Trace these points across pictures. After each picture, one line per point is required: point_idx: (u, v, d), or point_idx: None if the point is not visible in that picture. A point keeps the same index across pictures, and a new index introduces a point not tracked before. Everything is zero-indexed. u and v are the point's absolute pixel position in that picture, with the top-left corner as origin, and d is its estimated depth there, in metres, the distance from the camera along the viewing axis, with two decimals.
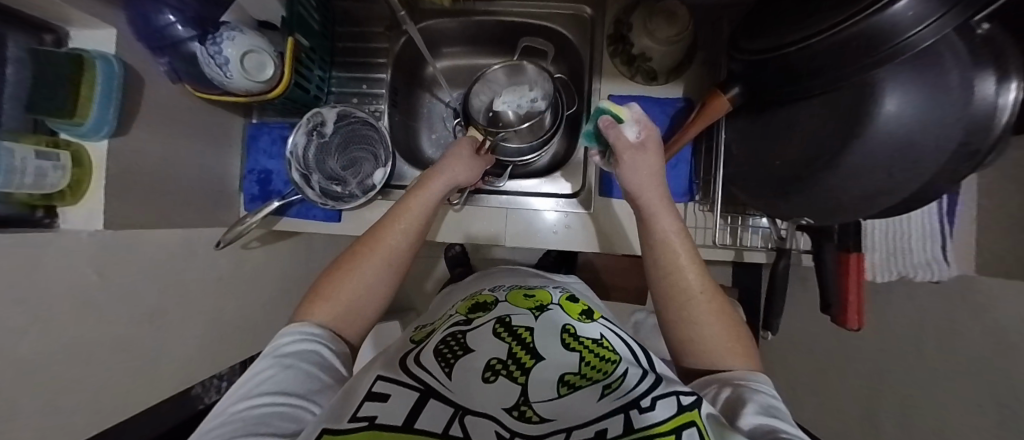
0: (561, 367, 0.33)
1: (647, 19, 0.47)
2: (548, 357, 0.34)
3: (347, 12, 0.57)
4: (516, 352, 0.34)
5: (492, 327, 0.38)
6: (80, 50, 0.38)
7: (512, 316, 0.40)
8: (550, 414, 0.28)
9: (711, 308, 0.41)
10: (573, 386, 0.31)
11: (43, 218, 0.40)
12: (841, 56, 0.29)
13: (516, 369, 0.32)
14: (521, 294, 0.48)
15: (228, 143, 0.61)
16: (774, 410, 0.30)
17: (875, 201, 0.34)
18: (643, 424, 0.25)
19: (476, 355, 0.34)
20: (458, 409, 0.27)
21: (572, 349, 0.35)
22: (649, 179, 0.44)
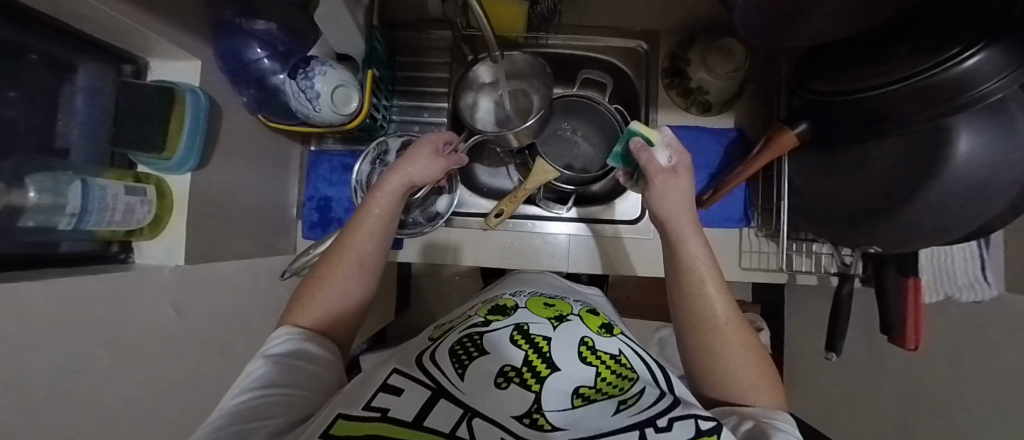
0: (576, 380, 0.32)
1: (706, 54, 0.50)
2: (563, 368, 0.33)
3: (408, 43, 0.58)
4: (531, 361, 0.33)
5: (509, 334, 0.37)
6: (170, 83, 0.39)
7: (529, 324, 0.39)
8: (563, 423, 0.27)
9: (733, 339, 0.38)
10: (587, 398, 0.30)
11: (119, 253, 0.39)
12: (915, 104, 0.31)
13: (529, 377, 0.32)
14: (540, 302, 0.47)
15: (287, 169, 0.61)
16: None
17: (947, 233, 0.36)
18: None
19: (492, 359, 0.33)
20: (465, 411, 0.26)
21: (588, 363, 0.35)
22: (679, 203, 0.40)
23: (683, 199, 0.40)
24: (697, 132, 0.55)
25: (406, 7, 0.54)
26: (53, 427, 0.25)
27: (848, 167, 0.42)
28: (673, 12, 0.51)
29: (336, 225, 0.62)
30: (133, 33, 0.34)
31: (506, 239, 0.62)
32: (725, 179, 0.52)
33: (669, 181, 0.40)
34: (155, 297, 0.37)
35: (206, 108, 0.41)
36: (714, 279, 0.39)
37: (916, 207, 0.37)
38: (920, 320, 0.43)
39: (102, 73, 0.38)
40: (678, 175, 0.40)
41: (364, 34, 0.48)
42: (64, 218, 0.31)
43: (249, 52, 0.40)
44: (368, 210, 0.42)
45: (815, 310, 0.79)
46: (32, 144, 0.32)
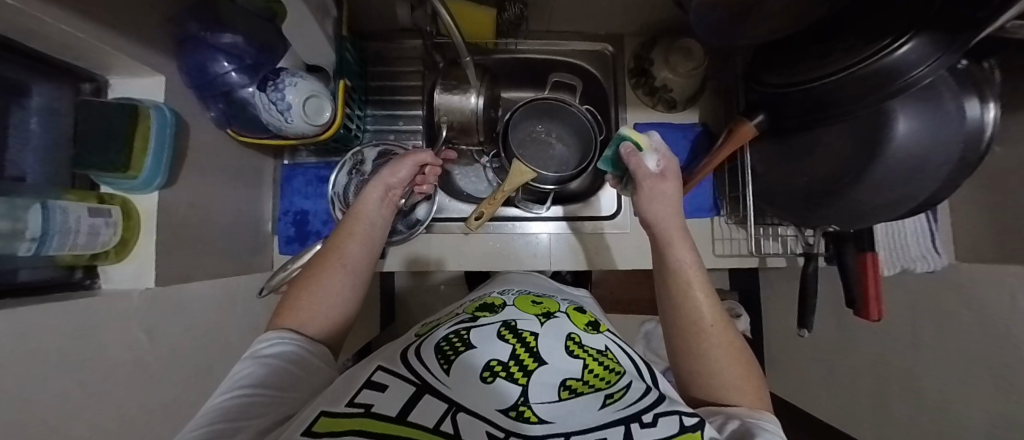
0: (563, 373, 0.32)
1: (668, 55, 0.53)
2: (551, 362, 0.33)
3: (379, 53, 0.59)
4: (519, 355, 0.34)
5: (497, 330, 0.38)
6: (132, 100, 0.38)
7: (518, 320, 0.40)
8: (550, 416, 0.27)
9: (717, 339, 0.39)
10: (574, 391, 0.30)
11: (84, 279, 0.38)
12: (856, 90, 0.34)
13: (517, 370, 0.32)
14: (529, 300, 0.47)
15: (261, 184, 0.60)
16: None
17: (894, 208, 0.40)
18: None
19: (478, 353, 0.33)
20: (450, 405, 0.26)
21: (575, 356, 0.35)
22: (664, 207, 0.43)
23: (670, 203, 0.42)
24: (664, 128, 0.57)
25: (376, 18, 0.55)
26: None
27: (804, 152, 0.45)
28: (635, 16, 0.54)
29: (315, 238, 0.61)
30: (95, 51, 0.33)
31: (488, 242, 0.63)
32: (693, 171, 0.55)
33: (656, 187, 0.42)
34: (127, 323, 0.35)
35: (172, 125, 0.40)
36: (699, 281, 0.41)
37: (865, 187, 0.40)
38: (881, 293, 0.46)
39: (59, 93, 0.37)
40: (666, 180, 0.43)
41: (335, 45, 0.48)
42: (23, 243, 0.30)
43: (216, 65, 0.39)
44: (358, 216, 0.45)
45: (785, 292, 0.82)
46: None
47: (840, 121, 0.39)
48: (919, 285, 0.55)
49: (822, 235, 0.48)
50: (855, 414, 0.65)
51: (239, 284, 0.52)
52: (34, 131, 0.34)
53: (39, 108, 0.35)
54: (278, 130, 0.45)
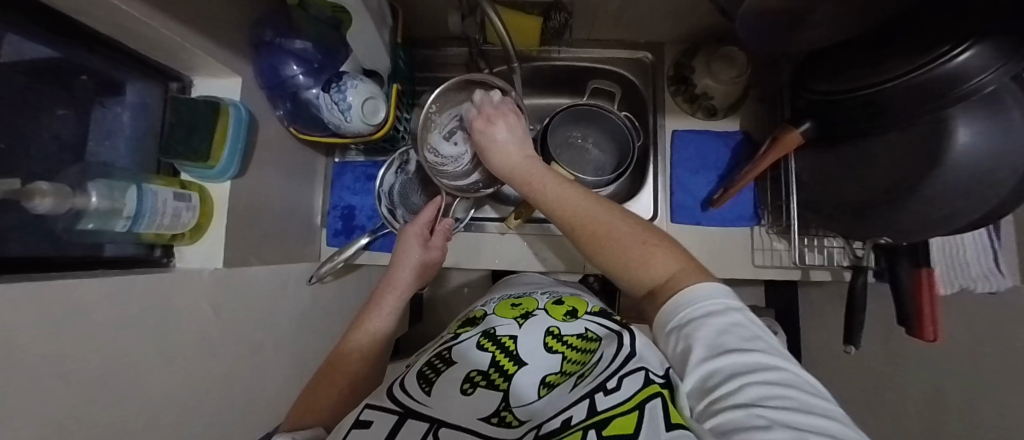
0: (542, 370, 0.36)
1: (710, 62, 0.53)
2: (530, 362, 0.37)
3: (426, 59, 0.62)
4: (499, 361, 0.37)
5: (477, 341, 0.40)
6: (216, 98, 0.42)
7: (497, 327, 0.42)
8: (527, 416, 0.30)
9: (599, 219, 0.38)
10: (552, 386, 0.34)
11: (161, 257, 0.42)
12: (913, 97, 0.33)
13: (498, 377, 0.35)
14: (508, 304, 0.48)
15: (314, 180, 0.64)
16: (726, 336, 0.25)
17: (952, 221, 0.38)
18: (603, 406, 0.27)
19: (460, 368, 0.36)
20: (433, 422, 0.29)
21: (553, 352, 0.38)
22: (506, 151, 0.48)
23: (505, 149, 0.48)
24: (702, 136, 0.57)
25: (425, 25, 0.58)
26: (95, 424, 0.26)
27: (856, 161, 0.44)
28: (677, 22, 0.54)
29: (359, 232, 0.64)
30: (179, 50, 0.37)
31: (518, 243, 0.67)
32: (734, 178, 0.54)
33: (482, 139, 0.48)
34: (197, 300, 0.39)
35: (247, 121, 0.44)
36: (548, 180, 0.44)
37: (924, 196, 0.38)
38: (938, 313, 0.43)
39: (148, 90, 0.42)
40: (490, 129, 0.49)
41: (389, 51, 0.52)
42: (120, 220, 0.35)
43: (286, 68, 0.43)
44: (388, 288, 0.51)
45: (829, 310, 0.78)
46: (75, 155, 0.35)
47: (896, 128, 0.38)
48: (982, 306, 0.51)
49: (872, 248, 0.46)
50: None
51: (291, 272, 0.55)
52: (127, 124, 0.40)
53: (133, 104, 0.41)
54: (336, 129, 0.49)
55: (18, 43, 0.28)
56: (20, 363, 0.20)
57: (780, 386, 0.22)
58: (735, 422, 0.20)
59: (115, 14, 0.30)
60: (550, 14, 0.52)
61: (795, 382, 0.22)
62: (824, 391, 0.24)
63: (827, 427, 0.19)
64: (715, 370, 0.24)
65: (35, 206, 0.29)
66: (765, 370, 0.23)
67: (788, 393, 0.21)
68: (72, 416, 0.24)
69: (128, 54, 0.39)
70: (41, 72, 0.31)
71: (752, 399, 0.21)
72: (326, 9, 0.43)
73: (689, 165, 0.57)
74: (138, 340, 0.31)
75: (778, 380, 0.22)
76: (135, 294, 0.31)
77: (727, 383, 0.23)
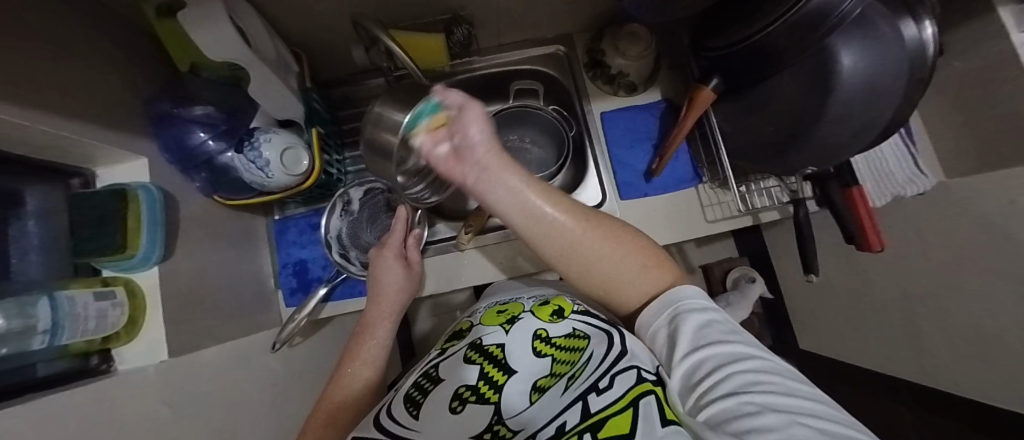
0: (532, 375, 0.32)
1: (616, 42, 0.55)
2: (520, 369, 0.33)
3: (345, 98, 0.62)
4: (487, 371, 0.33)
5: (464, 354, 0.36)
6: (120, 185, 0.40)
7: (483, 337, 0.38)
8: (521, 425, 0.27)
9: (604, 229, 0.33)
10: (543, 389, 0.30)
11: (99, 364, 0.39)
12: (797, 34, 0.35)
13: (487, 389, 0.31)
14: (494, 312, 0.45)
15: (255, 243, 0.62)
16: (707, 334, 0.27)
17: (860, 138, 0.40)
18: (597, 406, 0.24)
19: (448, 385, 0.33)
20: None
21: (542, 355, 0.34)
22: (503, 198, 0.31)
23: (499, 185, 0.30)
24: (628, 112, 0.59)
25: (332, 64, 0.58)
26: None
27: (765, 103, 0.46)
28: (577, 14, 0.57)
29: (316, 284, 0.63)
30: (71, 146, 0.35)
31: (482, 255, 0.67)
32: (666, 144, 0.56)
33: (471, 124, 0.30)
34: (147, 398, 0.36)
35: (161, 201, 0.42)
36: (542, 193, 0.31)
37: (828, 122, 0.41)
38: (876, 222, 0.46)
39: (52, 193, 0.40)
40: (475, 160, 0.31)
41: (301, 98, 0.51)
42: (36, 337, 0.32)
43: (192, 137, 0.42)
44: (379, 315, 0.48)
45: (791, 244, 0.81)
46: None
47: (789, 65, 0.41)
48: (910, 208, 0.56)
49: (803, 179, 0.48)
50: (895, 351, 0.63)
51: (250, 344, 0.53)
52: (31, 234, 0.37)
53: (34, 212, 0.38)
54: (262, 187, 0.47)
55: None
56: None
57: (764, 373, 0.22)
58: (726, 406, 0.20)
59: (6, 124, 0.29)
60: (452, 29, 0.53)
61: (777, 369, 0.23)
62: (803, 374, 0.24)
63: (811, 408, 0.19)
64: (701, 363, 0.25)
65: None
66: (748, 359, 0.24)
67: (770, 379, 0.22)
68: None
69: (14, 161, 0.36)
70: None
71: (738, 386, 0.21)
72: (222, 71, 0.43)
73: (623, 141, 0.59)
74: None
75: (758, 367, 0.23)
76: (68, 411, 0.29)
77: (713, 374, 0.23)
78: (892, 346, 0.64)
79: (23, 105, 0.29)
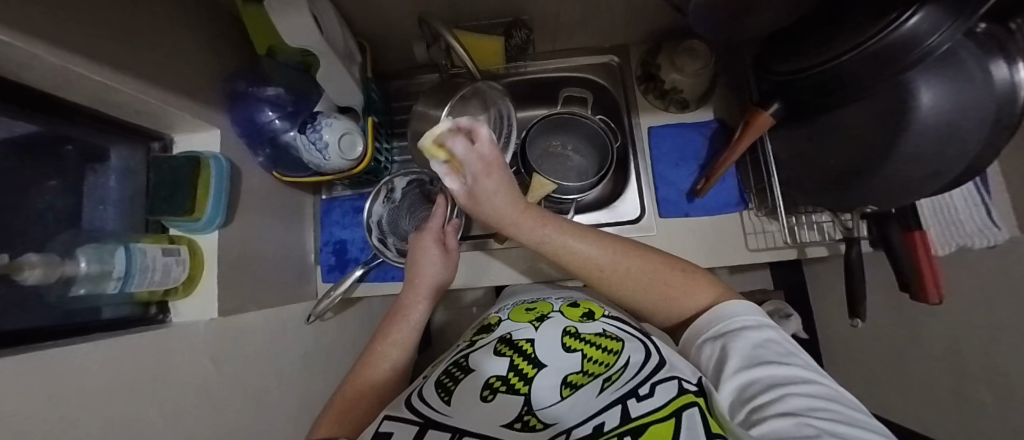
0: (563, 370, 0.32)
1: (673, 57, 0.54)
2: (550, 363, 0.33)
3: (400, 89, 0.65)
4: (517, 364, 0.33)
5: (495, 347, 0.37)
6: (196, 153, 0.43)
7: (513, 332, 0.39)
8: (553, 419, 0.28)
9: (631, 260, 0.38)
10: (575, 386, 0.30)
11: (156, 314, 0.42)
12: (873, 65, 0.33)
13: (518, 380, 0.31)
14: (522, 309, 0.46)
15: (302, 219, 0.65)
16: (763, 353, 0.27)
17: (932, 181, 0.38)
18: (637, 414, 0.24)
19: (478, 375, 0.33)
20: (455, 432, 0.27)
21: (572, 351, 0.34)
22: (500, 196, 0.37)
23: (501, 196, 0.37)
24: (677, 129, 0.58)
25: (393, 57, 0.61)
26: None
27: (829, 134, 0.44)
28: (633, 24, 0.56)
29: (353, 265, 0.65)
30: (157, 112, 0.39)
31: (513, 256, 0.68)
32: (714, 166, 0.55)
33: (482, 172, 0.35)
34: (196, 351, 0.39)
35: (228, 170, 0.45)
36: (570, 232, 0.39)
37: (898, 159, 0.38)
38: (938, 273, 0.43)
39: (132, 153, 0.44)
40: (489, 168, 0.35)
41: (361, 87, 0.53)
42: (111, 281, 0.35)
43: (262, 115, 0.46)
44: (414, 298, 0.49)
45: (835, 284, 0.77)
46: (71, 223, 0.36)
47: (859, 98, 0.39)
48: (983, 261, 0.51)
49: (860, 218, 0.46)
50: (941, 413, 0.59)
51: (289, 313, 0.56)
52: (113, 188, 0.41)
53: (116, 168, 0.42)
54: (317, 168, 0.50)
55: (6, 124, 0.30)
56: (19, 429, 0.21)
57: (820, 399, 0.23)
58: (779, 425, 0.20)
59: (93, 85, 0.31)
60: (512, 32, 0.54)
61: (835, 397, 0.24)
62: (860, 406, 0.24)
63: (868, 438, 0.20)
64: (752, 382, 0.25)
65: (26, 278, 0.30)
66: (805, 384, 0.24)
67: (827, 406, 0.22)
68: None
69: (108, 121, 0.40)
70: (26, 150, 0.32)
71: (794, 409, 0.22)
72: (294, 55, 0.47)
73: (668, 159, 0.58)
74: (138, 398, 0.31)
75: (814, 393, 0.23)
76: (127, 355, 0.31)
77: (768, 394, 0.24)
78: (938, 407, 0.59)
79: (108, 70, 0.31)
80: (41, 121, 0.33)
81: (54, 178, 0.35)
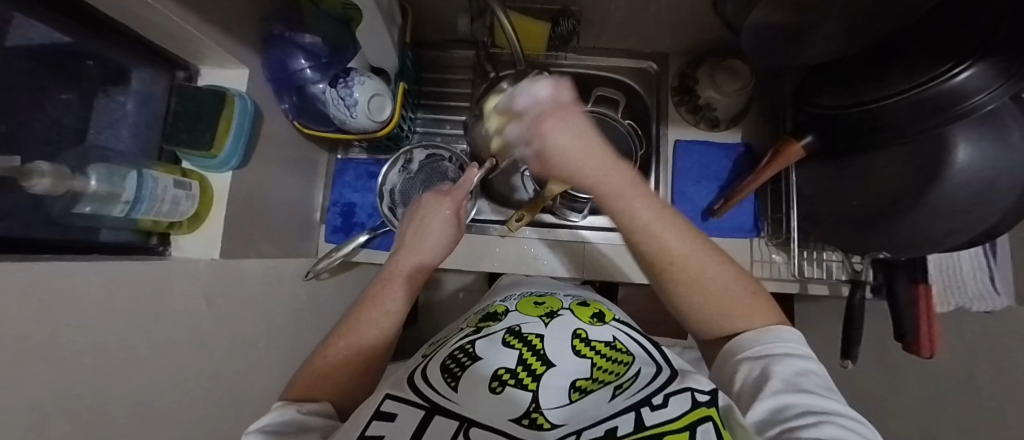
0: (572, 373, 0.32)
1: (713, 74, 0.54)
2: (559, 363, 0.33)
3: (433, 61, 0.64)
4: (527, 359, 0.33)
5: (503, 337, 0.37)
6: (223, 88, 0.42)
7: (521, 325, 0.39)
8: (562, 420, 0.27)
9: (708, 262, 0.34)
10: (584, 391, 0.30)
11: (157, 245, 0.41)
12: (919, 114, 0.33)
13: (526, 376, 0.31)
14: (532, 302, 0.46)
15: (315, 175, 0.64)
16: (798, 380, 0.26)
17: (951, 238, 0.38)
18: (653, 422, 0.24)
19: (485, 364, 0.33)
20: (463, 422, 0.26)
21: (582, 356, 0.34)
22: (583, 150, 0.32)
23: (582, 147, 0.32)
24: (705, 146, 0.58)
25: (433, 27, 0.59)
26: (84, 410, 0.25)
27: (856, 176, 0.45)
28: (680, 33, 0.55)
29: (358, 230, 0.65)
30: (188, 39, 0.37)
31: (520, 246, 0.68)
32: (735, 190, 0.55)
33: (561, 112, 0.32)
34: (193, 289, 0.38)
35: (252, 112, 0.44)
36: (656, 218, 0.34)
37: (922, 212, 0.39)
38: (936, 328, 0.43)
39: (155, 77, 0.42)
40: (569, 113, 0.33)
41: (398, 51, 0.53)
42: (119, 205, 0.34)
43: (294, 62, 0.45)
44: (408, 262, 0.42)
45: (826, 325, 0.78)
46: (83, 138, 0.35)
47: (894, 145, 0.39)
48: (975, 324, 0.52)
49: (869, 263, 0.46)
50: None
51: (289, 267, 0.55)
52: (131, 110, 0.40)
53: (137, 90, 0.40)
54: (341, 124, 0.50)
55: (29, 22, 0.28)
56: (12, 339, 0.20)
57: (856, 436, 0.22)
58: None
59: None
60: (559, 21, 0.53)
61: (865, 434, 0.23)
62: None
63: None
64: (786, 405, 0.24)
65: (34, 187, 0.28)
66: (840, 417, 0.23)
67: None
68: (67, 401, 0.23)
69: (134, 40, 0.39)
70: (48, 55, 0.31)
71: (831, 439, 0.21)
72: (337, 7, 0.45)
73: (690, 175, 0.58)
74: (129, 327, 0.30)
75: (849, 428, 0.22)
76: (124, 282, 0.31)
77: (804, 420, 0.23)
78: None
79: None
80: (66, 27, 0.32)
81: (71, 89, 0.33)
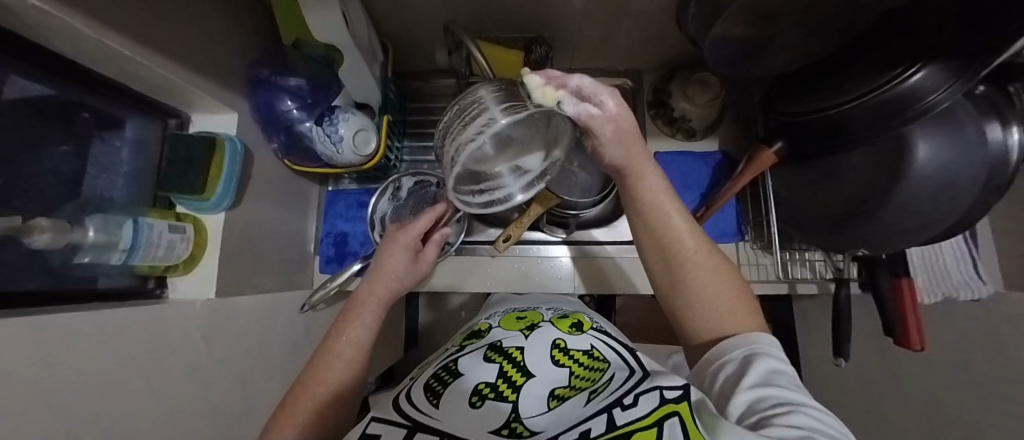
0: (551, 382, 0.33)
1: (685, 88, 0.56)
2: (538, 374, 0.34)
3: (417, 91, 0.66)
4: (506, 372, 0.34)
5: (484, 353, 0.38)
6: (213, 132, 0.44)
7: (502, 340, 0.40)
8: (540, 427, 0.27)
9: (709, 265, 0.36)
10: (562, 398, 0.30)
11: (155, 288, 0.42)
12: (877, 116, 0.34)
13: (506, 389, 0.32)
14: (513, 317, 0.47)
15: (306, 208, 0.66)
16: (776, 377, 0.27)
17: (924, 232, 0.39)
18: (622, 421, 0.24)
19: (466, 381, 0.34)
20: (443, 435, 0.26)
21: (561, 365, 0.35)
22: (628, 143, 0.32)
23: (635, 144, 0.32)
24: (683, 156, 0.60)
25: (414, 59, 0.62)
26: None
27: (827, 177, 0.46)
28: (651, 50, 0.58)
29: (351, 259, 0.66)
30: (180, 89, 0.39)
31: (512, 264, 0.69)
32: (716, 196, 0.56)
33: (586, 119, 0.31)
34: (190, 329, 0.39)
35: (242, 153, 0.46)
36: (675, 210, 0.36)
37: (892, 208, 0.40)
38: (922, 320, 0.44)
39: (148, 127, 0.44)
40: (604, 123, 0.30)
41: (381, 85, 0.55)
42: (116, 253, 0.36)
43: (280, 104, 0.47)
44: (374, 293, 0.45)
45: (822, 323, 0.78)
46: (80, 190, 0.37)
47: (859, 146, 0.41)
48: (964, 313, 0.52)
49: (851, 260, 0.47)
50: None
51: (284, 301, 0.56)
52: (125, 159, 0.42)
53: (132, 140, 0.42)
54: (329, 159, 0.52)
55: (25, 84, 0.30)
56: (16, 392, 0.21)
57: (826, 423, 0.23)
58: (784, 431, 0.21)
59: (123, 58, 0.32)
60: (533, 47, 0.54)
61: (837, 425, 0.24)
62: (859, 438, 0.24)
63: None
64: (763, 398, 0.26)
65: (33, 241, 0.30)
66: (812, 407, 0.24)
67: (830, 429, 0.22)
68: None
69: (127, 93, 0.40)
70: (46, 113, 0.32)
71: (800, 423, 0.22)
72: (320, 48, 0.47)
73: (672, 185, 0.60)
74: (129, 371, 0.31)
75: (820, 416, 0.23)
76: (121, 328, 0.31)
77: (777, 409, 0.24)
78: None
79: (139, 46, 0.32)
80: (63, 87, 0.34)
81: (68, 143, 0.35)
